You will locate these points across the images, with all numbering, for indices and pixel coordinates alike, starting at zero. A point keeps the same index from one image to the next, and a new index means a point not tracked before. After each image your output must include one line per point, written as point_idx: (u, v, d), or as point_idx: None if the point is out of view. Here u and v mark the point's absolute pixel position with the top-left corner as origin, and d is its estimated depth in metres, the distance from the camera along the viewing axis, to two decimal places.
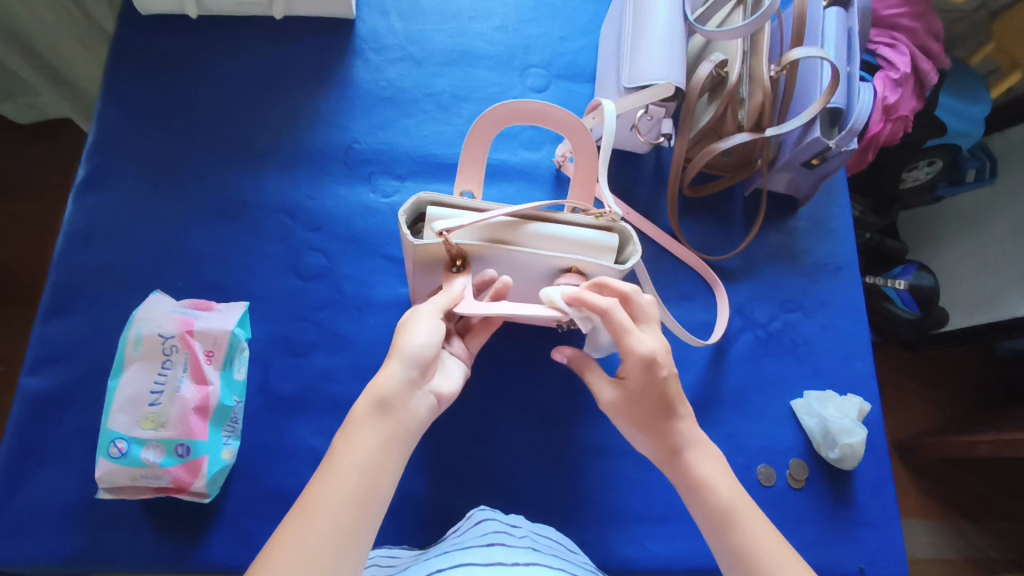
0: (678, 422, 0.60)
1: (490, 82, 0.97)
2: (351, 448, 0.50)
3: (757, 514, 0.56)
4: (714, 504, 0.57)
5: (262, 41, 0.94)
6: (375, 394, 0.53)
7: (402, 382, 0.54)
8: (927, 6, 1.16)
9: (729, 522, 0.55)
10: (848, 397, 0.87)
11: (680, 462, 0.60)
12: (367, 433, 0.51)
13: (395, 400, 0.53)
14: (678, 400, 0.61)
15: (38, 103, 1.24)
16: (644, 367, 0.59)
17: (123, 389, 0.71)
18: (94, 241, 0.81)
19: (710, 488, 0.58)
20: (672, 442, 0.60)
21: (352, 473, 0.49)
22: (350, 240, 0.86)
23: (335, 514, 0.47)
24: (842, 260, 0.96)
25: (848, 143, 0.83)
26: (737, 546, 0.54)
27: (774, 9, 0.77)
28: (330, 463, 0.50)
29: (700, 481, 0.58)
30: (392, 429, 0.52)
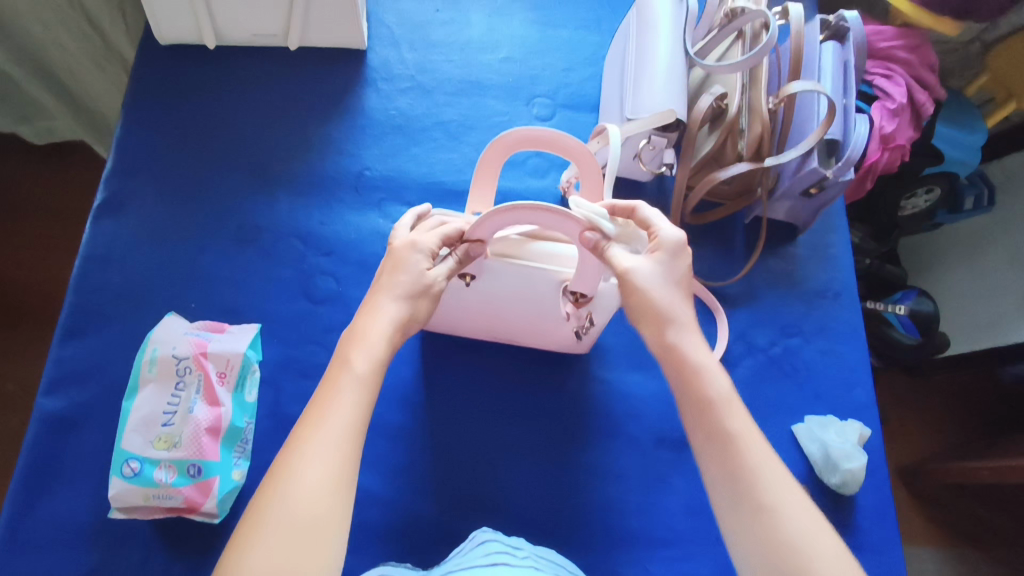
0: (680, 310, 0.61)
1: (497, 111, 1.00)
2: (363, 369, 0.56)
3: (744, 408, 0.58)
4: (701, 392, 0.58)
5: (276, 71, 0.97)
6: (377, 320, 0.58)
7: (400, 320, 0.59)
8: (922, 38, 1.19)
9: (717, 410, 0.57)
10: (848, 422, 0.88)
11: (676, 347, 0.60)
12: (375, 358, 0.56)
13: (395, 333, 0.59)
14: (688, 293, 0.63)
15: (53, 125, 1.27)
16: (669, 249, 0.62)
17: (138, 410, 0.73)
18: (111, 264, 0.83)
19: (698, 377, 0.59)
20: (668, 323, 0.60)
21: (360, 394, 0.55)
22: (359, 264, 0.88)
23: (349, 431, 0.53)
24: (841, 286, 0.97)
25: (844, 173, 0.85)
26: (723, 431, 0.56)
27: (771, 45, 0.80)
28: (345, 378, 0.55)
29: (694, 367, 0.59)
30: (389, 356, 0.58)
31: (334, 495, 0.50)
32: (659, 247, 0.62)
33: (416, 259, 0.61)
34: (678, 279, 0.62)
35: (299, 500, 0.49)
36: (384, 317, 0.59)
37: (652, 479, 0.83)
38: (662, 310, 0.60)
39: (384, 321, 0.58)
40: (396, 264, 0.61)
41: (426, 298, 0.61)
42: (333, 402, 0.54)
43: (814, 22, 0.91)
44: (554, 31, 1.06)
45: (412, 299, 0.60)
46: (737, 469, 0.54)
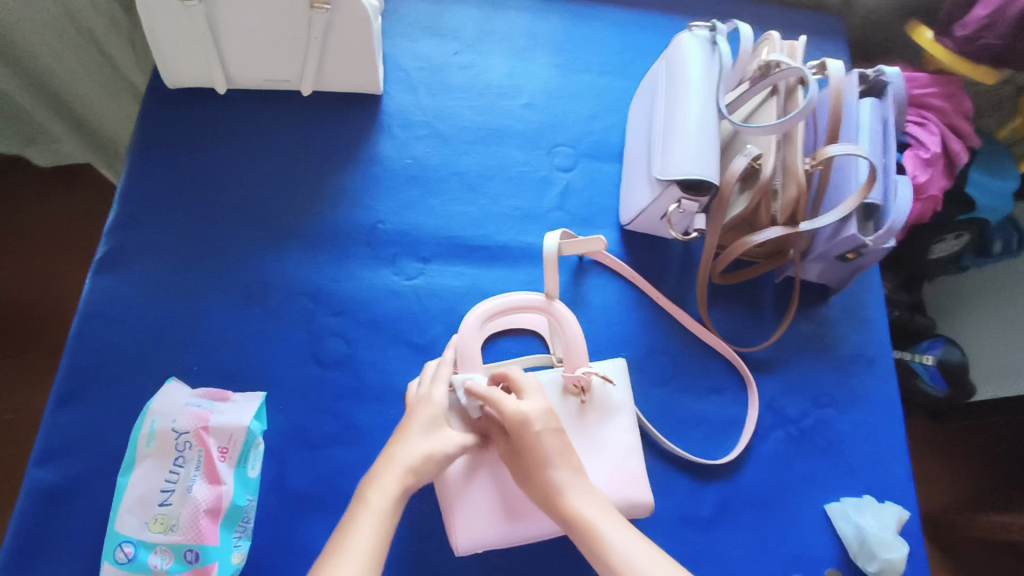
0: (548, 469, 0.64)
1: (517, 161, 0.96)
2: (379, 504, 0.58)
3: (629, 532, 0.61)
4: (586, 536, 0.61)
5: (288, 116, 0.93)
6: (392, 465, 0.61)
7: (416, 464, 0.62)
8: (957, 86, 1.13)
9: (599, 542, 0.60)
10: (886, 504, 0.83)
11: (560, 503, 0.63)
12: (391, 494, 0.59)
13: (409, 477, 0.61)
14: (551, 451, 0.65)
15: (60, 150, 1.19)
16: (518, 426, 0.65)
17: (134, 487, 0.69)
18: (112, 323, 0.79)
19: (584, 524, 0.61)
20: (550, 487, 0.64)
21: (379, 529, 0.56)
22: (372, 325, 0.84)
23: (366, 560, 0.53)
24: (875, 352, 0.93)
25: (884, 241, 0.81)
26: (611, 565, 0.58)
27: (809, 108, 0.76)
28: (361, 513, 0.57)
29: (577, 518, 0.62)
30: (405, 492, 0.60)
31: None
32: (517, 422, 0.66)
33: (431, 408, 0.67)
34: (534, 447, 0.65)
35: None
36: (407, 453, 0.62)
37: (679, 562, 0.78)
38: (533, 477, 0.65)
39: (399, 462, 0.61)
40: (415, 413, 0.67)
41: (444, 444, 0.65)
42: (352, 535, 0.55)
43: (852, 75, 0.86)
44: (577, 76, 1.02)
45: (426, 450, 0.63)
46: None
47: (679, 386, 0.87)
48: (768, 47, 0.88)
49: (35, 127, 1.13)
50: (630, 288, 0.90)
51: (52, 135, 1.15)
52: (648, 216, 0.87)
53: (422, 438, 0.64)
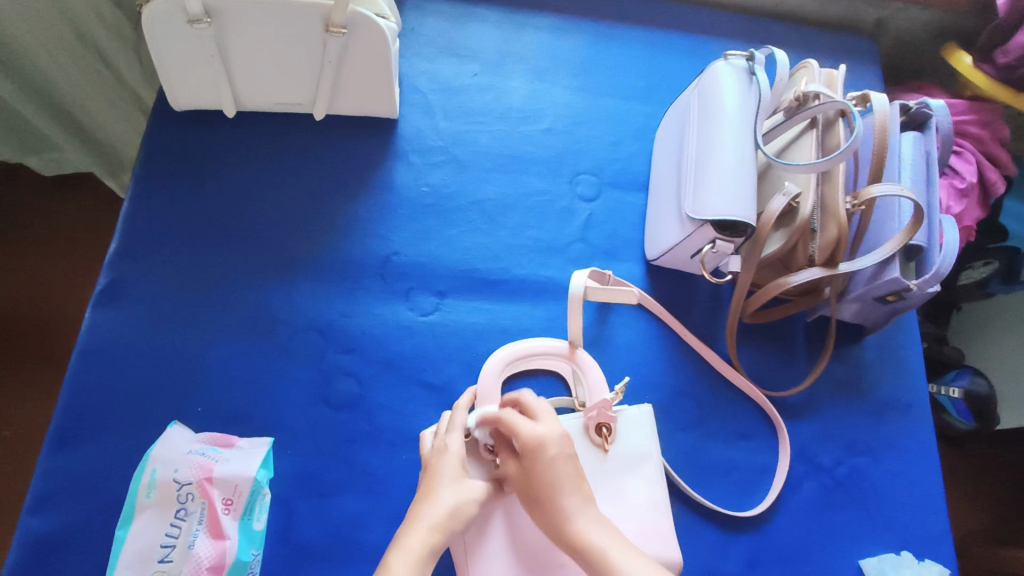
0: (559, 496, 0.55)
1: (538, 190, 0.91)
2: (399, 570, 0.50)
3: (645, 564, 0.51)
4: (598, 565, 0.51)
5: (300, 141, 0.89)
6: (415, 526, 0.54)
7: (443, 523, 0.55)
8: (995, 113, 1.08)
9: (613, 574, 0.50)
10: (924, 562, 0.79)
11: (564, 530, 0.54)
12: (415, 558, 0.51)
13: (435, 536, 0.54)
14: (562, 477, 0.56)
15: (62, 158, 1.13)
16: (534, 449, 0.57)
17: (132, 542, 0.66)
18: (112, 360, 0.75)
19: (597, 557, 0.52)
20: (552, 515, 0.55)
21: None
22: (385, 364, 0.80)
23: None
24: (912, 397, 0.88)
25: (928, 286, 0.77)
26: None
27: (853, 147, 0.72)
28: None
29: (586, 547, 0.53)
30: (433, 551, 0.53)
31: None
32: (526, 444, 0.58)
33: (449, 458, 0.60)
34: (546, 474, 0.56)
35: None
36: (442, 500, 0.56)
37: None
38: (540, 506, 0.55)
39: (424, 523, 0.54)
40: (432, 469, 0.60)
41: (470, 498, 0.58)
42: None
43: (894, 107, 0.82)
44: (601, 100, 0.98)
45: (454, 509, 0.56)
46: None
47: (708, 432, 0.83)
48: (805, 76, 0.84)
49: (36, 137, 1.07)
50: (656, 326, 0.86)
51: (53, 143, 1.09)
52: (677, 253, 0.83)
53: (447, 494, 0.57)
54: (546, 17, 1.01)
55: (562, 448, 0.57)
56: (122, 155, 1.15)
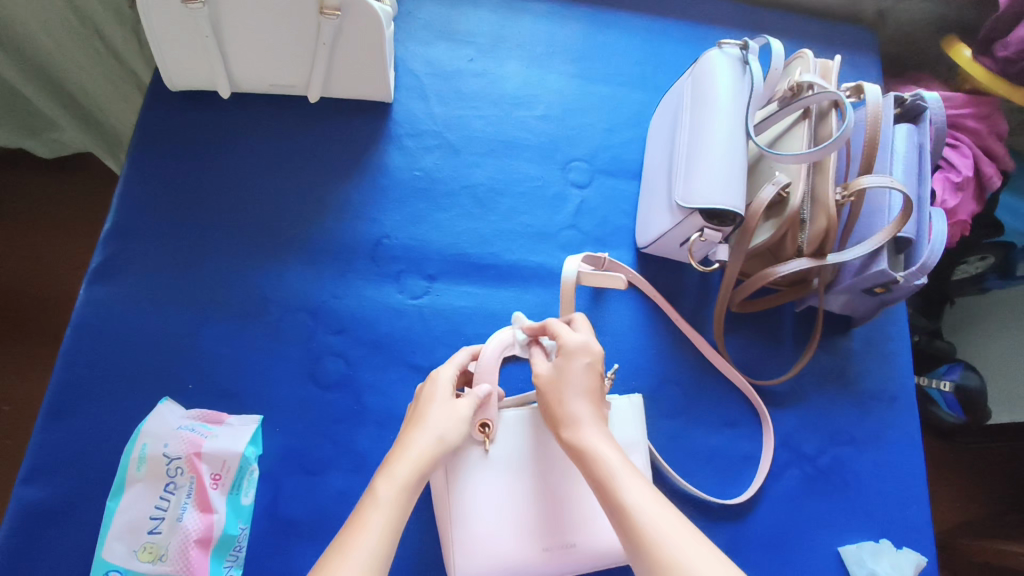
0: (576, 400, 0.59)
1: (530, 175, 0.92)
2: (388, 496, 0.49)
3: (639, 477, 0.53)
4: (599, 474, 0.54)
5: (293, 123, 0.89)
6: (406, 451, 0.53)
7: (436, 450, 0.54)
8: (992, 107, 1.07)
9: (613, 486, 0.52)
10: (903, 550, 0.80)
11: (574, 434, 0.57)
12: (402, 478, 0.51)
13: (426, 460, 0.53)
14: (584, 384, 0.60)
15: (63, 139, 1.13)
16: (572, 351, 0.61)
17: (122, 513, 0.67)
18: (104, 336, 0.76)
19: (599, 463, 0.55)
20: (568, 415, 0.58)
21: (387, 521, 0.48)
22: (374, 345, 0.81)
23: (376, 560, 0.46)
24: (897, 389, 0.89)
25: (916, 278, 0.77)
26: (621, 508, 0.51)
27: (844, 138, 0.71)
28: (368, 507, 0.49)
29: (591, 455, 0.55)
30: (420, 481, 0.52)
31: None
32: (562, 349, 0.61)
33: (442, 388, 0.59)
34: (574, 376, 0.60)
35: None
36: (422, 438, 0.54)
37: None
38: (558, 405, 0.59)
39: (414, 451, 0.53)
40: (425, 400, 0.59)
41: (457, 424, 0.57)
42: (359, 533, 0.47)
43: (888, 99, 0.82)
44: (595, 87, 0.98)
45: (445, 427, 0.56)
46: (640, 545, 0.48)
47: (692, 419, 0.84)
48: (800, 66, 0.84)
49: (35, 115, 1.08)
50: (645, 314, 0.87)
51: (53, 123, 1.10)
52: (666, 241, 0.84)
53: (438, 420, 0.56)
54: (543, 1, 1.01)
55: (590, 361, 0.61)
56: (119, 134, 1.15)
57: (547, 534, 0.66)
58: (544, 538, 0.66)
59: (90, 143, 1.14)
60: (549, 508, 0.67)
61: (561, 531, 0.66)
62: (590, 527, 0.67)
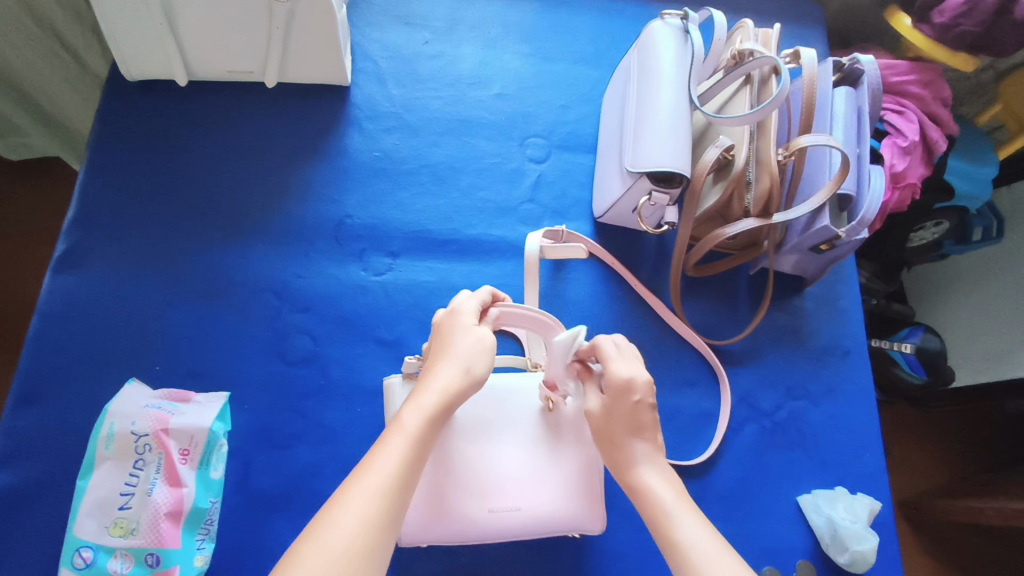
0: (632, 439, 0.58)
1: (488, 152, 0.94)
2: (413, 424, 0.52)
3: (695, 514, 0.53)
4: (653, 512, 0.54)
5: (253, 109, 0.90)
6: (431, 382, 0.56)
7: (460, 381, 0.56)
8: (936, 73, 1.09)
9: (667, 522, 0.52)
10: (858, 496, 0.83)
11: (629, 473, 0.57)
12: (427, 407, 0.54)
13: (451, 392, 0.55)
14: (642, 422, 0.58)
15: (29, 142, 1.12)
16: (619, 389, 0.58)
17: (93, 491, 0.68)
18: (71, 322, 0.77)
19: (651, 499, 0.54)
20: (624, 455, 0.58)
21: (409, 452, 0.51)
22: (339, 322, 0.83)
23: (394, 485, 0.48)
24: (849, 343, 0.92)
25: (857, 233, 0.81)
26: (674, 544, 0.51)
27: (781, 97, 0.74)
28: (394, 433, 0.51)
29: (647, 493, 0.55)
30: (444, 414, 0.55)
31: (380, 538, 0.45)
32: (610, 388, 0.59)
33: (465, 318, 0.61)
34: (628, 414, 0.58)
35: (337, 548, 0.43)
36: (442, 378, 0.56)
37: (644, 553, 0.79)
38: (612, 444, 0.59)
39: (442, 379, 0.56)
40: (448, 331, 0.61)
41: (483, 354, 0.58)
42: (379, 454, 0.50)
43: (826, 64, 0.85)
44: (551, 64, 1.00)
45: (472, 357, 0.58)
46: None
47: (653, 380, 0.86)
48: (741, 35, 0.87)
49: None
50: (604, 280, 0.89)
51: (18, 129, 1.08)
52: (620, 208, 0.86)
53: (463, 351, 0.58)
54: None
55: (639, 396, 0.58)
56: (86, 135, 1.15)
57: (492, 497, 0.69)
58: (489, 501, 0.69)
59: (56, 146, 1.13)
60: (497, 476, 0.70)
61: (505, 496, 0.70)
62: (529, 495, 0.70)
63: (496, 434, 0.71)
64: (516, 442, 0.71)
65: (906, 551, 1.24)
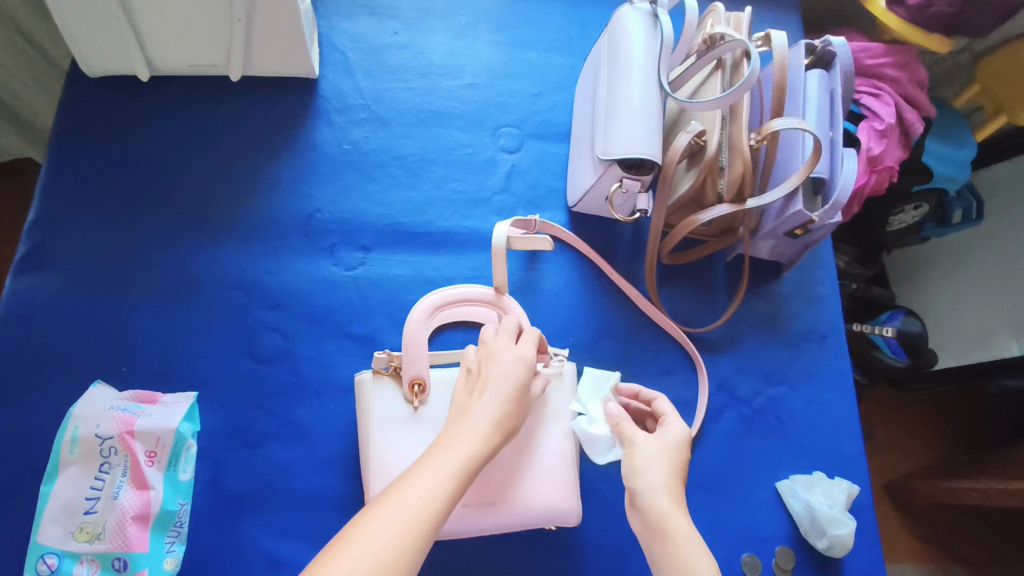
0: (660, 470, 0.59)
1: (460, 143, 0.92)
2: (456, 448, 0.52)
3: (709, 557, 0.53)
4: (668, 549, 0.54)
5: (218, 103, 0.88)
6: (474, 412, 0.56)
7: (500, 416, 0.56)
8: (911, 55, 1.08)
9: (683, 560, 0.53)
10: (836, 480, 0.82)
11: (651, 501, 0.57)
12: (475, 435, 0.53)
13: (492, 425, 0.55)
14: (672, 461, 0.60)
15: None
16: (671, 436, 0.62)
17: (58, 496, 0.66)
18: (34, 325, 0.76)
19: (667, 534, 0.55)
20: (644, 485, 0.58)
21: (453, 472, 0.50)
22: (310, 318, 0.81)
23: (431, 501, 0.48)
24: (826, 328, 0.92)
25: (831, 217, 0.80)
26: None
27: (752, 81, 0.73)
28: (435, 454, 0.52)
29: (662, 525, 0.55)
30: (488, 442, 0.54)
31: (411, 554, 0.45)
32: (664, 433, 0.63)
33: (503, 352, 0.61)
34: (663, 453, 0.60)
35: (372, 557, 0.43)
36: (485, 407, 0.56)
37: (622, 543, 0.78)
38: (636, 475, 0.59)
39: (485, 410, 0.56)
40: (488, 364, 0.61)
41: (519, 391, 0.58)
42: (421, 473, 0.50)
43: (798, 47, 0.84)
44: (523, 53, 0.99)
45: (512, 393, 0.58)
46: None
47: (629, 369, 0.85)
48: (712, 19, 0.85)
49: None
50: (580, 269, 0.89)
51: None
52: (593, 196, 0.86)
53: (502, 385, 0.58)
54: None
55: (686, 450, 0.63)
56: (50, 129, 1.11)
57: (465, 491, 0.68)
58: (463, 495, 0.68)
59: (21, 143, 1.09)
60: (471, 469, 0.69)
61: (478, 489, 0.69)
62: (502, 488, 0.69)
63: None
64: None
65: (888, 532, 1.25)
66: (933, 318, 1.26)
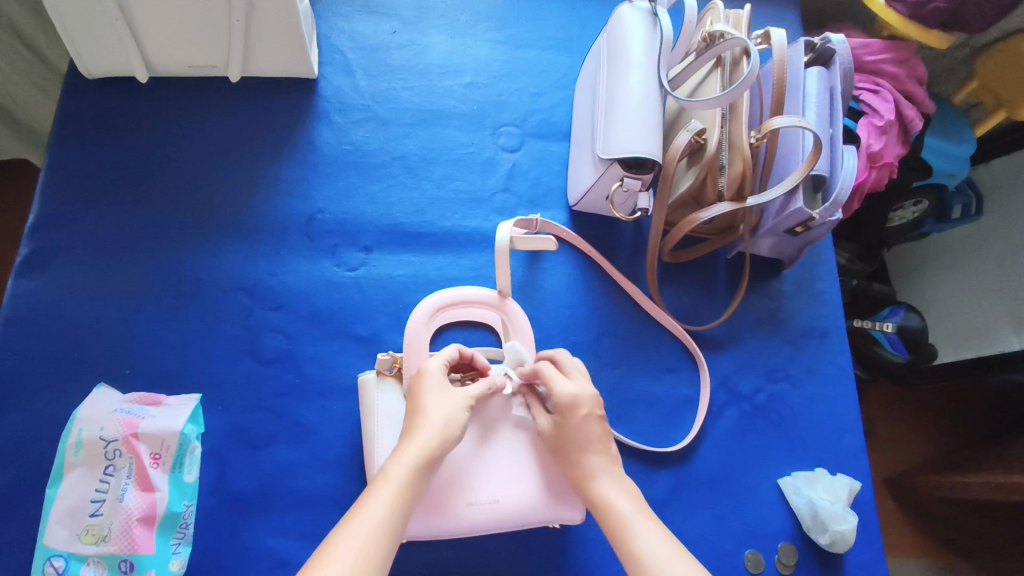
0: (586, 453, 0.62)
1: (460, 143, 0.93)
2: (398, 475, 0.55)
3: (651, 525, 0.57)
4: (611, 523, 0.58)
5: (217, 104, 0.88)
6: (415, 437, 0.58)
7: (442, 436, 0.58)
8: (909, 51, 1.09)
9: (626, 533, 0.57)
10: (838, 476, 0.83)
11: (589, 488, 0.61)
12: (411, 463, 0.55)
13: (434, 445, 0.57)
14: (592, 436, 0.63)
15: None
16: (567, 406, 0.63)
17: (64, 498, 0.67)
18: (36, 328, 0.76)
19: (612, 511, 0.59)
20: (580, 471, 0.62)
21: (397, 499, 0.53)
22: (312, 319, 0.81)
23: (380, 533, 0.50)
24: (827, 324, 0.92)
25: (832, 214, 0.80)
26: (631, 553, 0.55)
27: (751, 79, 0.73)
28: (380, 484, 0.54)
29: (606, 506, 0.60)
30: (428, 465, 0.57)
31: None
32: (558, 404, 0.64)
33: (434, 377, 0.63)
34: (579, 430, 0.63)
35: None
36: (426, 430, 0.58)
37: None
38: (569, 460, 0.63)
39: (424, 434, 0.58)
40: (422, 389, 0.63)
41: (459, 410, 0.61)
42: (367, 506, 0.52)
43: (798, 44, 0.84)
44: (523, 52, 0.99)
45: (451, 414, 0.60)
46: None
47: (631, 367, 0.86)
48: (712, 17, 0.85)
49: None
50: (580, 268, 0.89)
51: None
52: (593, 195, 0.86)
53: (440, 409, 0.60)
54: None
55: (588, 413, 0.64)
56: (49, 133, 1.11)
57: (470, 491, 0.69)
58: (466, 494, 0.69)
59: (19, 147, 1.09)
60: (475, 468, 0.69)
61: (482, 488, 0.69)
62: (506, 487, 0.70)
63: (472, 428, 0.70)
64: (490, 436, 0.71)
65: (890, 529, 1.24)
66: (934, 313, 1.26)
